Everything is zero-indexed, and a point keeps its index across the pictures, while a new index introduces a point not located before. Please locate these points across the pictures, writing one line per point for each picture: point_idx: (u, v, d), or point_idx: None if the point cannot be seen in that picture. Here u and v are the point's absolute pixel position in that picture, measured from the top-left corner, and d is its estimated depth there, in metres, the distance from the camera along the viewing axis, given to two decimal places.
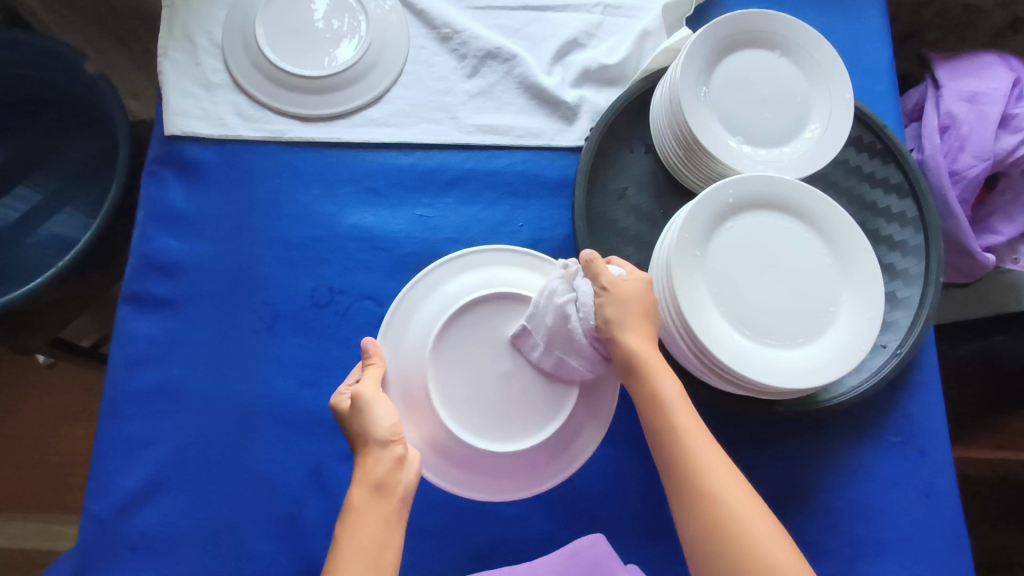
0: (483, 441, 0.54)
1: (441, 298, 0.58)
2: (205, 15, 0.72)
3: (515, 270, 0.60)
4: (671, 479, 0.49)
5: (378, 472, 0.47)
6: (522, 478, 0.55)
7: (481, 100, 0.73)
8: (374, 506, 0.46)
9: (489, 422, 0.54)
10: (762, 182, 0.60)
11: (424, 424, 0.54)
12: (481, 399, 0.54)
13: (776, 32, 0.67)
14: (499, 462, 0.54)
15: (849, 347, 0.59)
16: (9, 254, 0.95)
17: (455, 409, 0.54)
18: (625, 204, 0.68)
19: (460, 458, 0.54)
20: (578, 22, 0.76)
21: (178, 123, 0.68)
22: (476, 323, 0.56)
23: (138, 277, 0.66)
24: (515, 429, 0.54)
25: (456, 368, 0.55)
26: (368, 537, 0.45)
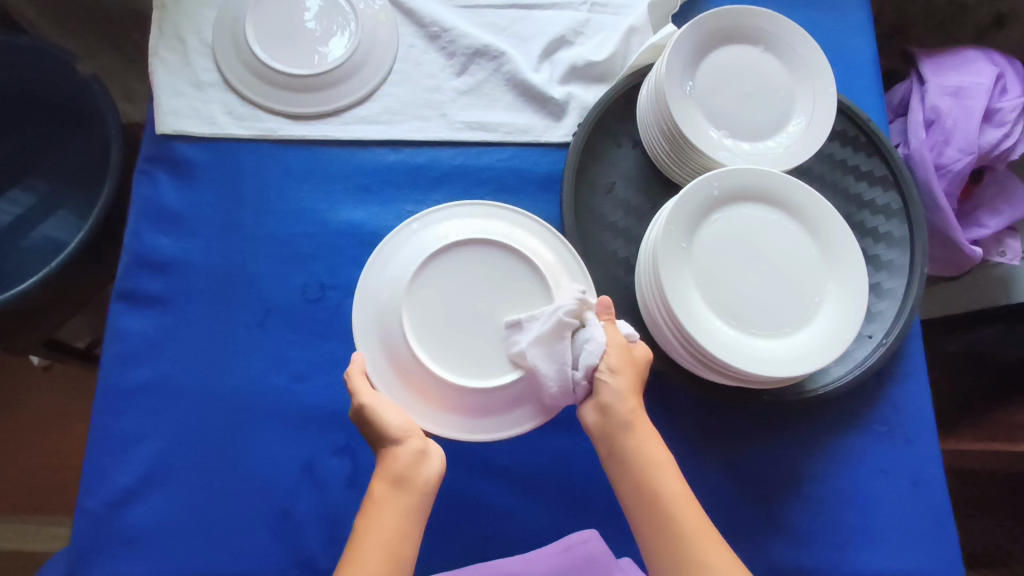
0: (450, 376, 0.53)
1: (425, 238, 0.58)
2: (195, 16, 0.72)
3: (499, 222, 0.60)
4: (637, 506, 0.51)
5: (396, 467, 0.49)
6: (489, 418, 0.54)
7: (470, 98, 0.74)
8: (392, 503, 0.48)
9: (459, 357, 0.53)
10: (748, 173, 0.61)
11: (395, 356, 0.54)
12: (454, 335, 0.53)
13: (760, 28, 0.68)
14: (466, 400, 0.53)
15: (834, 335, 0.60)
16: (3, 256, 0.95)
17: (427, 343, 0.53)
18: (613, 198, 0.69)
19: (428, 395, 0.53)
20: (565, 20, 0.77)
21: (170, 122, 0.69)
22: (456, 262, 0.55)
23: (130, 275, 0.66)
24: (485, 366, 0.53)
25: (432, 304, 0.54)
26: (388, 531, 0.47)
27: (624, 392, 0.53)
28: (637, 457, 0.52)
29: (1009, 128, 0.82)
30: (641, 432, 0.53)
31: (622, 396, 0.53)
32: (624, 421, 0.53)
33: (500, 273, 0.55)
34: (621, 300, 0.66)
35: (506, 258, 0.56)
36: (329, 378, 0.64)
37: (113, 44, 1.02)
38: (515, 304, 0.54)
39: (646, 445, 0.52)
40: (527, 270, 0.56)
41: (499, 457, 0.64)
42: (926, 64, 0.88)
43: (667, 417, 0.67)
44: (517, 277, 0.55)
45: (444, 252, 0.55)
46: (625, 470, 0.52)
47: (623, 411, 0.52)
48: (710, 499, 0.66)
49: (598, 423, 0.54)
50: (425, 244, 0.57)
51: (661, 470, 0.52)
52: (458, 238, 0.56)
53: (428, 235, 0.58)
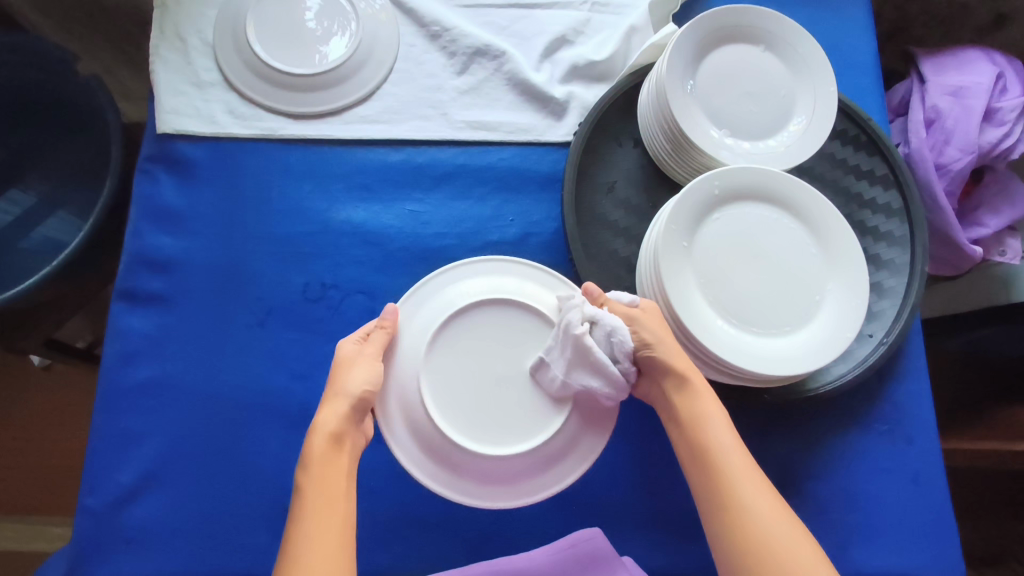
0: (488, 447, 0.53)
1: (427, 311, 0.58)
2: (196, 15, 0.72)
3: (498, 275, 0.60)
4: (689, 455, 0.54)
5: (334, 425, 0.50)
6: (531, 478, 0.54)
7: (471, 97, 0.74)
8: (330, 459, 0.49)
9: (491, 427, 0.54)
10: (748, 172, 0.61)
11: (414, 420, 0.54)
12: (481, 405, 0.54)
13: (760, 27, 0.68)
14: (505, 465, 0.54)
15: (835, 334, 0.60)
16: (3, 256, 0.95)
17: (447, 410, 0.54)
18: (614, 197, 0.69)
19: (465, 466, 0.54)
20: (566, 19, 0.77)
21: (170, 121, 0.69)
22: (463, 336, 0.56)
23: (130, 274, 0.66)
24: (520, 428, 0.54)
25: (451, 383, 0.55)
26: (329, 489, 0.48)
27: (670, 352, 0.54)
28: (687, 411, 0.54)
29: (1009, 128, 0.82)
30: (692, 388, 0.55)
31: (672, 354, 0.55)
32: (675, 379, 0.55)
33: (511, 333, 0.56)
34: None
35: (512, 317, 0.57)
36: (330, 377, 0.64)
37: (114, 43, 1.01)
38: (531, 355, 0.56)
39: (697, 400, 0.54)
40: (535, 323, 0.57)
41: None
42: (926, 63, 0.88)
43: None
44: (527, 331, 0.57)
45: (448, 326, 0.56)
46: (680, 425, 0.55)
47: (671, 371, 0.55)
48: None
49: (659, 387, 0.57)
50: (428, 321, 0.57)
51: (710, 423, 0.53)
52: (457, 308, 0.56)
53: (429, 309, 0.58)
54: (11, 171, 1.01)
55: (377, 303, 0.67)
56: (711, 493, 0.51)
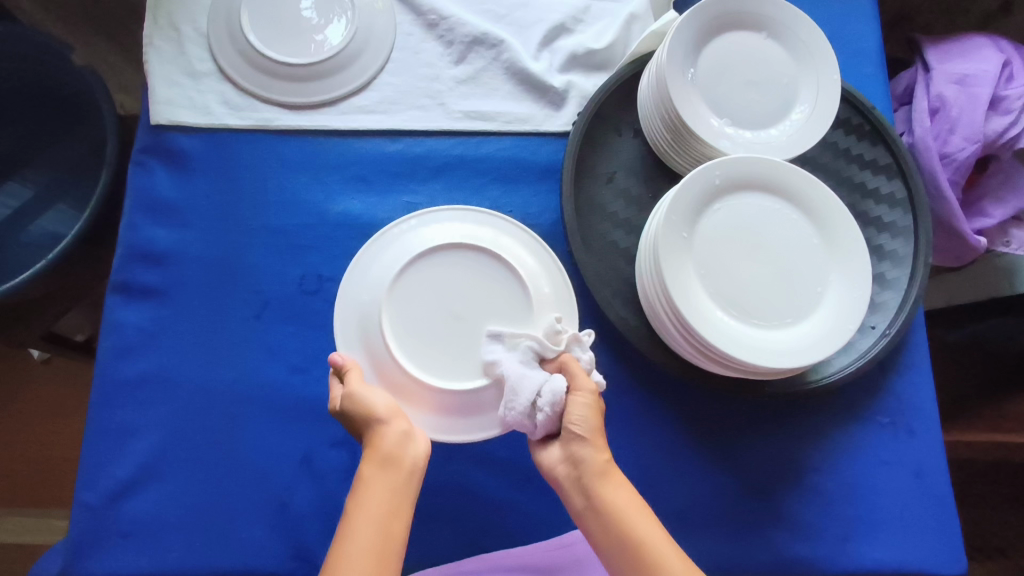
0: (439, 379, 0.53)
1: (396, 250, 0.58)
2: (190, 5, 0.72)
3: (467, 224, 0.60)
4: (618, 562, 0.48)
5: (385, 446, 0.49)
6: (484, 411, 0.54)
7: (469, 86, 0.73)
8: (385, 480, 0.48)
9: (442, 359, 0.54)
10: (750, 163, 0.60)
11: (378, 359, 0.54)
12: (436, 340, 0.54)
13: (763, 14, 0.67)
14: (458, 398, 0.53)
15: (837, 326, 0.59)
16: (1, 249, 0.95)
17: (408, 346, 0.54)
18: (613, 188, 0.68)
19: (421, 400, 0.54)
20: (565, 7, 0.76)
21: (164, 112, 0.68)
22: (429, 271, 0.55)
23: (125, 266, 0.66)
24: (472, 362, 0.54)
25: (409, 315, 0.54)
26: (382, 508, 0.47)
27: (599, 445, 0.51)
28: (614, 514, 0.49)
29: (1015, 116, 0.81)
30: (615, 479, 0.51)
31: (598, 448, 0.51)
32: (598, 468, 0.51)
33: (475, 274, 0.56)
34: (621, 292, 0.66)
35: (475, 258, 0.56)
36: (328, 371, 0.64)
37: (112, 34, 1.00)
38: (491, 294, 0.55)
39: (619, 497, 0.50)
40: (496, 267, 0.56)
41: (498, 449, 0.64)
42: (931, 51, 0.87)
43: (667, 408, 0.67)
44: (490, 275, 0.56)
45: (411, 264, 0.55)
46: (602, 521, 0.49)
47: (595, 461, 0.51)
48: (711, 491, 0.65)
49: (569, 474, 0.52)
50: (396, 258, 0.57)
51: (638, 518, 0.49)
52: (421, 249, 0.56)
53: (396, 249, 0.58)
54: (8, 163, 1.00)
55: None
56: None
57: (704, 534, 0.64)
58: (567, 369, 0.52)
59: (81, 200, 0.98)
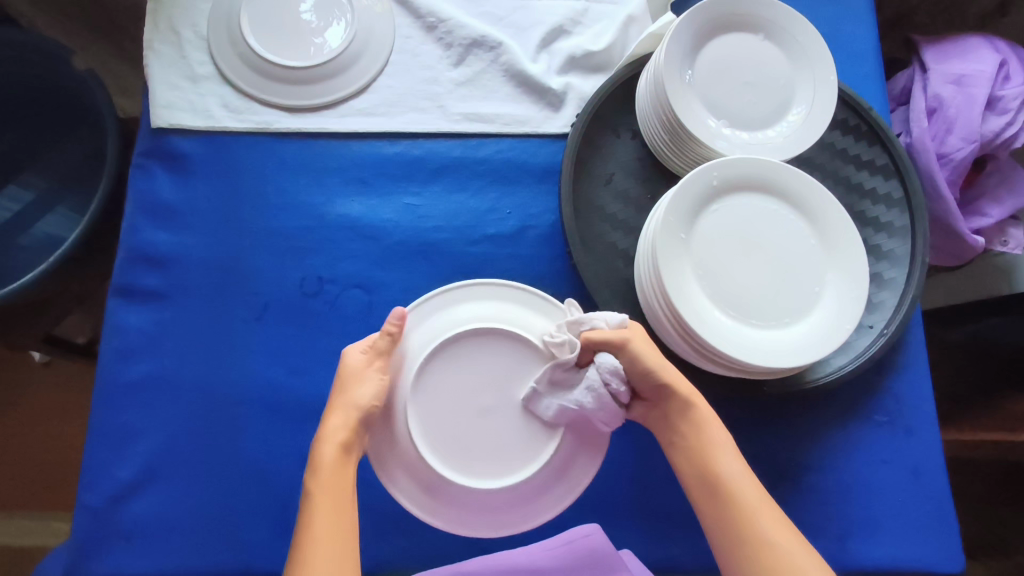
0: (481, 481, 0.52)
1: (411, 342, 0.55)
2: (190, 9, 0.72)
3: (489, 302, 0.57)
4: (697, 487, 0.54)
5: (342, 434, 0.50)
6: (527, 507, 0.53)
7: (467, 89, 0.73)
8: (338, 469, 0.49)
9: (479, 461, 0.53)
10: (748, 164, 0.61)
11: (418, 473, 0.52)
12: (470, 440, 0.53)
13: (759, 16, 0.67)
14: (498, 498, 0.52)
15: (834, 326, 0.59)
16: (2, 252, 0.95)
17: (449, 457, 0.52)
18: (612, 189, 0.69)
19: (457, 503, 0.52)
20: (563, 9, 0.76)
21: (165, 115, 0.69)
22: (443, 375, 0.54)
23: (126, 269, 0.66)
24: (511, 463, 0.53)
25: (438, 418, 0.53)
26: (337, 489, 0.48)
27: (677, 382, 0.54)
28: (699, 441, 0.54)
29: (1012, 116, 0.81)
30: (699, 416, 0.55)
31: (681, 381, 0.55)
32: (681, 405, 0.55)
33: (488, 366, 0.55)
34: (620, 293, 0.66)
35: (494, 347, 0.55)
36: (328, 372, 0.64)
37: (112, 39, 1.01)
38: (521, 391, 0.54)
39: (705, 427, 0.54)
40: (523, 355, 0.55)
41: None
42: (928, 51, 0.87)
43: None
44: (516, 364, 0.55)
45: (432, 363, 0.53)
46: (687, 452, 0.55)
47: (677, 398, 0.55)
48: None
49: (656, 414, 0.57)
50: (412, 354, 0.54)
51: (722, 451, 0.53)
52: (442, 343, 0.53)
53: (414, 339, 0.55)
54: (8, 166, 1.00)
55: (374, 298, 0.67)
56: (721, 523, 0.51)
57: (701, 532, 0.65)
58: (593, 344, 0.54)
59: (81, 203, 0.99)
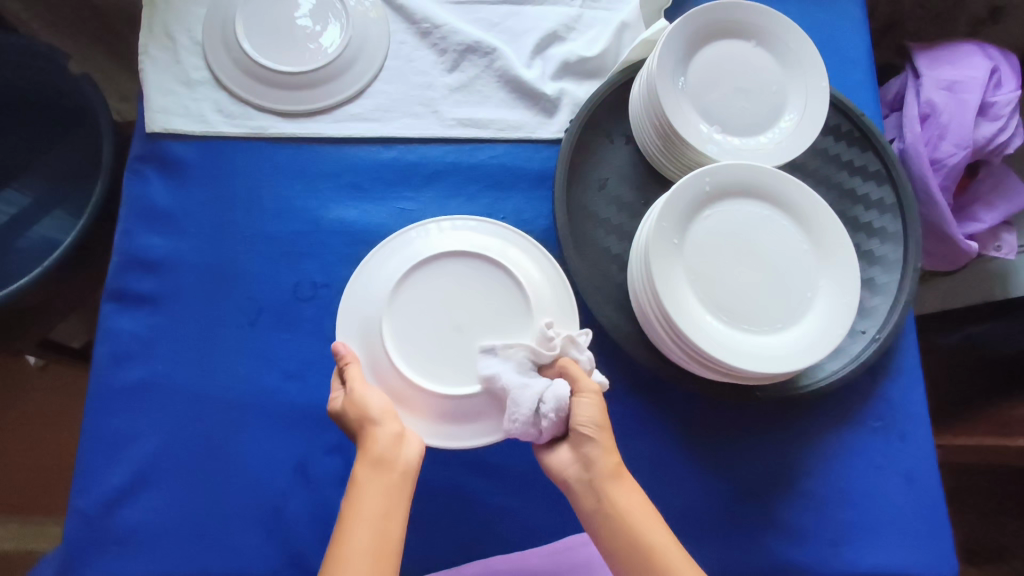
0: (436, 385, 0.54)
1: (398, 260, 0.58)
2: (185, 14, 0.72)
3: (475, 234, 0.61)
4: (627, 572, 0.49)
5: (377, 448, 0.50)
6: (486, 418, 0.55)
7: (462, 94, 0.73)
8: (376, 482, 0.48)
9: (442, 366, 0.54)
10: (740, 170, 0.61)
11: (382, 372, 0.55)
12: (437, 346, 0.54)
13: (752, 23, 0.68)
14: (457, 405, 0.54)
15: (826, 331, 0.59)
16: None
17: (412, 360, 0.54)
18: (605, 194, 0.69)
19: (420, 405, 0.55)
20: (557, 16, 0.77)
21: (160, 120, 0.69)
22: (425, 282, 0.56)
23: (120, 273, 0.66)
24: (472, 370, 0.54)
25: (410, 321, 0.55)
26: (376, 506, 0.47)
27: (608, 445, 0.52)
28: (625, 517, 0.50)
29: (1003, 123, 0.82)
30: (625, 482, 0.52)
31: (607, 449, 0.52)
32: (612, 470, 0.52)
33: (467, 282, 0.56)
34: (613, 297, 0.66)
35: (476, 266, 0.57)
36: (321, 376, 0.64)
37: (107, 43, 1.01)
38: (494, 306, 0.56)
39: (631, 501, 0.51)
40: (499, 275, 0.57)
41: (491, 454, 0.64)
42: (920, 58, 0.88)
43: (660, 412, 0.67)
44: (494, 284, 0.56)
45: (411, 273, 0.56)
46: (613, 527, 0.50)
47: (607, 462, 0.52)
48: (704, 496, 0.66)
49: (580, 477, 0.53)
50: (397, 267, 0.57)
51: (652, 526, 0.50)
52: (424, 257, 0.56)
53: (402, 255, 0.59)
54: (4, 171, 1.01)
55: None
56: None
57: (695, 537, 0.65)
58: (567, 371, 0.53)
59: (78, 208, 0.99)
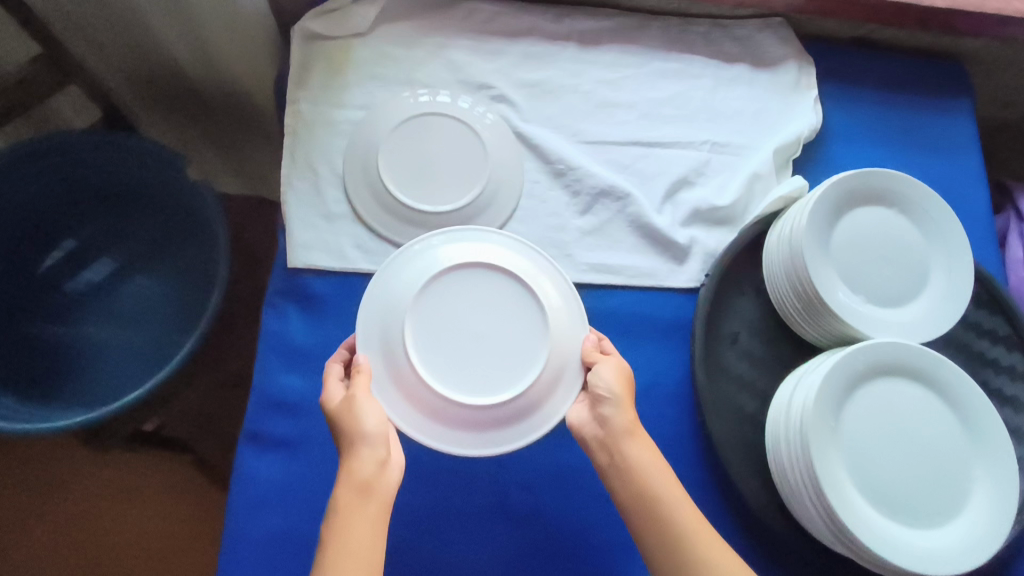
0: (491, 398, 0.59)
1: (409, 272, 0.62)
2: (327, 147, 0.73)
3: (473, 241, 0.64)
4: (633, 513, 0.55)
5: (363, 474, 0.51)
6: (501, 429, 0.60)
7: (594, 238, 0.74)
8: (360, 507, 0.50)
9: (477, 380, 0.60)
10: (896, 351, 0.60)
11: (427, 399, 0.59)
12: (457, 354, 0.60)
13: (893, 188, 0.68)
14: (477, 416, 0.59)
15: (986, 528, 0.58)
16: (82, 364, 0.90)
17: (454, 382, 0.59)
18: (738, 349, 0.70)
19: (455, 418, 0.59)
20: (686, 160, 0.77)
21: (302, 255, 0.69)
22: (436, 307, 0.61)
23: (260, 415, 0.65)
24: (512, 372, 0.60)
25: (433, 329, 0.60)
26: (359, 537, 0.49)
27: (623, 406, 0.57)
28: (628, 460, 0.55)
29: None
30: (636, 441, 0.56)
31: (620, 410, 0.57)
32: (622, 429, 0.57)
33: (477, 293, 0.62)
34: (750, 461, 0.66)
35: (478, 280, 0.62)
36: (453, 532, 0.65)
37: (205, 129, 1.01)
38: (514, 322, 0.61)
39: (630, 443, 0.56)
40: (513, 288, 0.62)
41: None
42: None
43: None
44: (501, 289, 0.62)
45: (422, 296, 0.61)
46: (623, 476, 0.55)
47: (621, 420, 0.57)
48: None
49: (596, 435, 0.58)
50: (407, 285, 0.61)
51: (649, 474, 0.55)
52: (439, 270, 0.61)
53: (405, 276, 0.62)
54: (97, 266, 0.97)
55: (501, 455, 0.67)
56: (657, 541, 0.53)
57: None
58: None
59: (180, 305, 0.94)
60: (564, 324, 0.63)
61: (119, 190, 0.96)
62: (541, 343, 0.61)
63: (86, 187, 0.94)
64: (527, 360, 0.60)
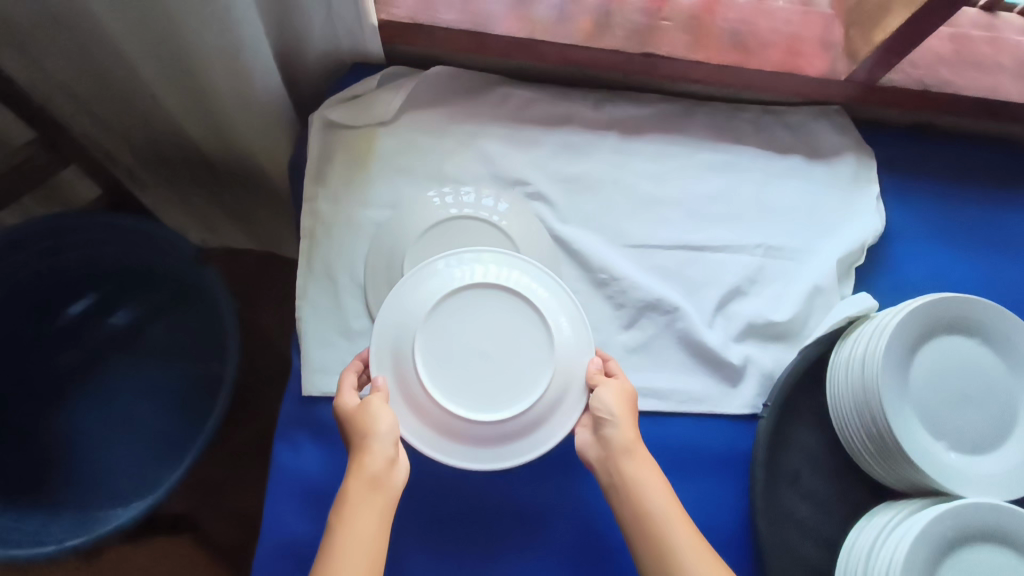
0: (498, 413, 0.55)
1: (421, 290, 0.58)
2: (346, 251, 0.67)
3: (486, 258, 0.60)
4: (638, 532, 0.50)
5: (373, 468, 0.49)
6: (501, 446, 0.55)
7: (639, 356, 0.67)
8: (366, 501, 0.48)
9: (484, 397, 0.55)
10: (986, 515, 0.54)
11: (435, 418, 0.55)
12: (465, 372, 0.55)
13: (976, 317, 0.62)
14: (485, 433, 0.55)
15: None
16: (76, 466, 0.81)
17: (463, 400, 0.55)
18: (800, 488, 0.63)
19: (464, 435, 0.55)
20: (739, 267, 0.71)
21: (319, 380, 0.62)
22: (446, 325, 0.56)
23: (269, 566, 0.58)
24: (518, 387, 0.55)
25: (442, 346, 0.56)
26: (366, 534, 0.47)
27: (624, 424, 0.54)
28: (631, 478, 0.52)
29: None
30: (638, 458, 0.53)
31: (623, 430, 0.54)
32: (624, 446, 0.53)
33: (488, 311, 0.57)
34: None
35: (490, 299, 0.57)
36: None
37: (211, 195, 0.96)
38: (521, 339, 0.57)
39: (633, 460, 0.53)
40: (523, 307, 0.57)
41: None
42: None
43: None
44: (510, 308, 0.57)
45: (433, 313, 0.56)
46: (626, 492, 0.52)
47: (623, 438, 0.54)
48: None
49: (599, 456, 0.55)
50: (420, 302, 0.57)
51: (653, 493, 0.51)
52: (450, 290, 0.57)
53: (417, 294, 0.58)
54: (90, 351, 0.88)
55: None
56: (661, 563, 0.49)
57: None
58: None
59: (181, 396, 0.86)
60: (572, 341, 0.58)
61: (119, 270, 0.87)
62: (545, 357, 0.56)
63: (83, 269, 0.85)
64: (534, 376, 0.56)
